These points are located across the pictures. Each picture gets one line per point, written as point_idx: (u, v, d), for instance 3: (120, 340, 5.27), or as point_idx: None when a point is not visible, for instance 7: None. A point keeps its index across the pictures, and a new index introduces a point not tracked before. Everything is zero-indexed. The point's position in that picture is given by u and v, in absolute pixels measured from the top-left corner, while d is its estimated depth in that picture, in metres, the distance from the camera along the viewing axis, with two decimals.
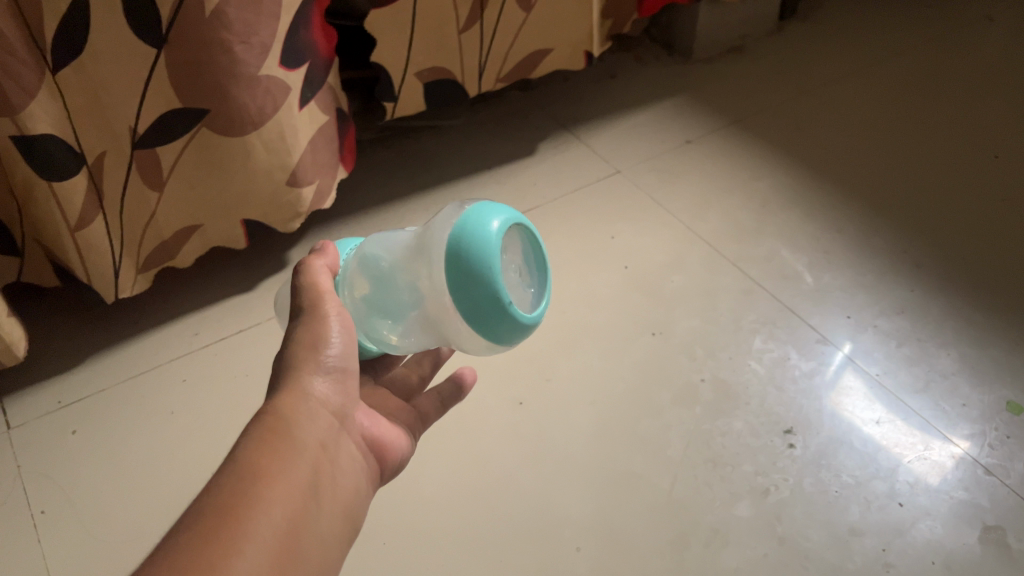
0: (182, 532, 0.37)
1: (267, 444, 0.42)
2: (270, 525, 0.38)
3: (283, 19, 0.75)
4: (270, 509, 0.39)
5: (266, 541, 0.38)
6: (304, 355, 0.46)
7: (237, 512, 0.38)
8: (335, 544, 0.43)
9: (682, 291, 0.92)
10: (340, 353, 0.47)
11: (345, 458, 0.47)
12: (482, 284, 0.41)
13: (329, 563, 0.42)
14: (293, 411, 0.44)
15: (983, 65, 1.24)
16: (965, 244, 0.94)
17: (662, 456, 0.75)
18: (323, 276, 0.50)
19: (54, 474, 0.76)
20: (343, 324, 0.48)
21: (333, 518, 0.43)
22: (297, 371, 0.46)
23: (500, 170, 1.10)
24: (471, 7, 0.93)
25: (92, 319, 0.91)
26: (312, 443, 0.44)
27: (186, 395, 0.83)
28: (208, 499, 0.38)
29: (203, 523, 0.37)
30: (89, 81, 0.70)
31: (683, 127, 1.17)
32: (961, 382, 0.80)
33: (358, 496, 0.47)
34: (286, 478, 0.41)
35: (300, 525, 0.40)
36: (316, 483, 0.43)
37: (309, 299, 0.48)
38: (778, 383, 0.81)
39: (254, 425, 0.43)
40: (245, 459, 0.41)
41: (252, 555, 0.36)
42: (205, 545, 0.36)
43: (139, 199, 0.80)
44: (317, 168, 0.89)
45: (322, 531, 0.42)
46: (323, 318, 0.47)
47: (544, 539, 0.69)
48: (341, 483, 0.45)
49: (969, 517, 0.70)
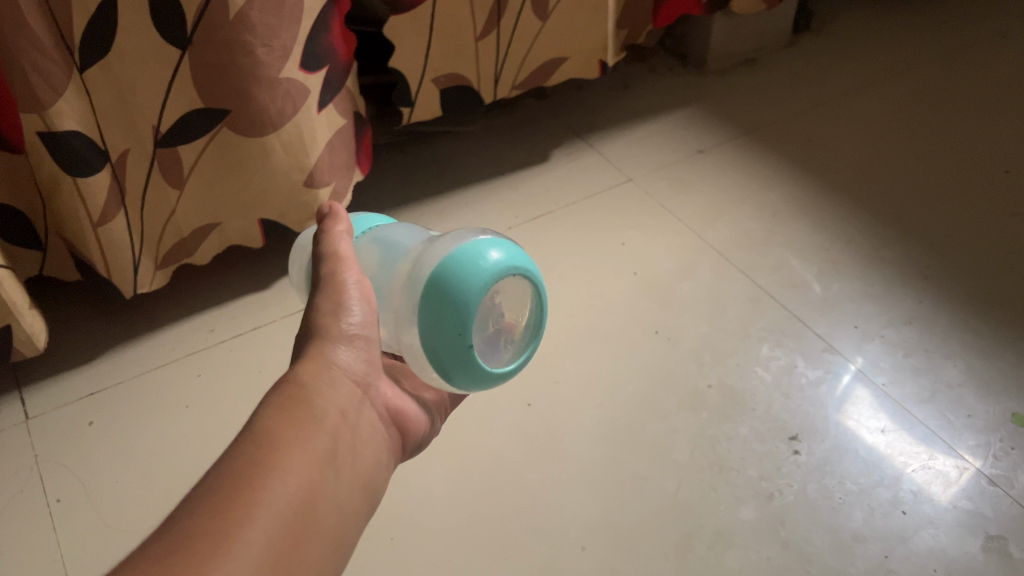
0: (203, 497, 0.39)
1: (286, 412, 0.44)
2: (285, 490, 0.40)
3: (304, 23, 0.77)
4: (285, 475, 0.41)
5: (281, 505, 0.39)
6: (325, 324, 0.49)
7: (251, 480, 0.40)
8: (357, 509, 0.45)
9: (692, 298, 0.93)
10: (362, 319, 0.49)
11: (369, 429, 0.49)
12: (440, 327, 0.46)
13: (348, 527, 0.43)
14: (312, 379, 0.46)
15: (995, 80, 1.25)
16: (974, 257, 0.95)
17: (668, 460, 0.76)
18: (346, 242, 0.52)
19: (71, 463, 0.78)
20: (362, 290, 0.50)
21: (356, 484, 0.45)
22: (318, 341, 0.48)
23: (513, 177, 1.12)
24: (488, 15, 0.95)
25: (110, 314, 0.92)
26: (330, 411, 0.46)
27: (201, 389, 0.85)
28: (228, 466, 0.41)
29: (223, 488, 0.39)
30: (114, 79, 0.72)
31: (695, 137, 1.19)
32: (967, 393, 0.81)
33: (382, 463, 0.49)
34: (303, 444, 0.43)
35: (319, 489, 0.42)
36: (336, 448, 0.45)
37: (327, 264, 0.51)
38: (785, 391, 0.82)
39: (275, 394, 0.46)
40: (264, 427, 0.43)
41: (264, 521, 0.38)
42: (221, 509, 0.38)
43: (159, 196, 0.82)
44: (334, 170, 0.91)
45: (342, 495, 0.43)
46: (341, 283, 0.50)
47: (549, 538, 0.70)
48: (364, 450, 0.47)
49: (972, 526, 0.70)
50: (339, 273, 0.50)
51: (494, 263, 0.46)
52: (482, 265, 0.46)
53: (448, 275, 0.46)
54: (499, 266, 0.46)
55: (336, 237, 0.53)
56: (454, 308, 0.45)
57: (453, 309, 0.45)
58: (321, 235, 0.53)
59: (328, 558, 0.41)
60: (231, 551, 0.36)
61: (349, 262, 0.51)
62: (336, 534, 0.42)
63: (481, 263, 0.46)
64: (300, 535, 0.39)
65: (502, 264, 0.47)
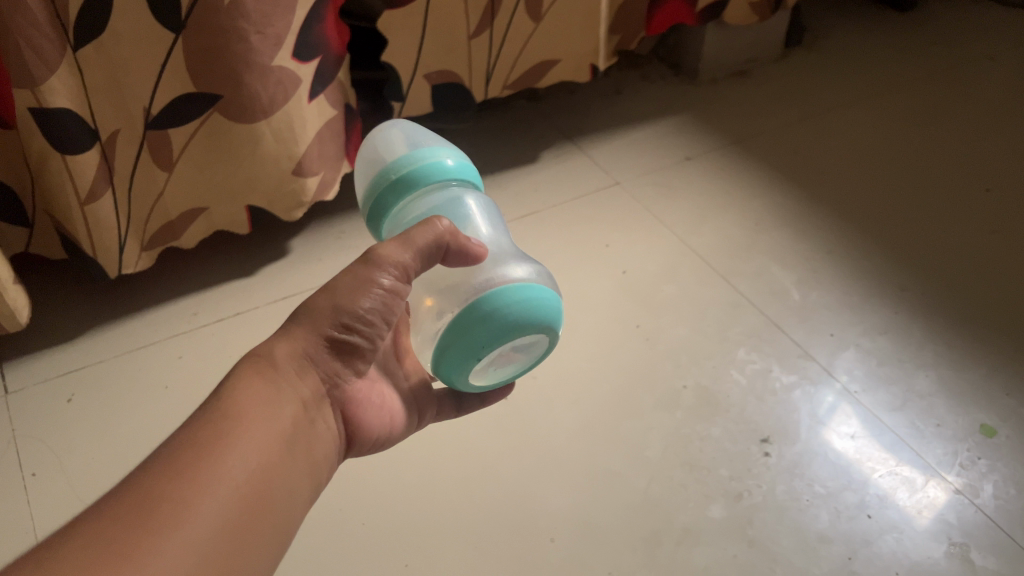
0: (162, 463, 0.40)
1: (256, 388, 0.45)
2: (243, 467, 0.41)
3: (298, 13, 0.78)
4: (245, 453, 0.42)
5: (237, 482, 0.40)
6: (324, 310, 0.48)
7: (213, 452, 0.41)
8: (306, 496, 0.46)
9: (673, 300, 0.94)
10: (361, 320, 0.48)
11: (323, 425, 0.49)
12: (465, 335, 0.48)
13: (296, 513, 0.45)
14: (284, 363, 0.47)
15: (981, 101, 1.27)
16: (952, 273, 0.96)
17: (641, 457, 0.77)
18: (424, 240, 0.48)
19: (47, 439, 0.78)
20: (383, 296, 0.48)
21: (307, 474, 0.46)
22: (308, 324, 0.48)
23: (501, 176, 1.13)
24: (482, 14, 0.96)
25: (95, 294, 0.93)
26: (295, 400, 0.47)
27: (181, 370, 0.85)
28: (186, 435, 0.42)
29: (182, 457, 0.40)
30: (107, 59, 0.73)
31: (683, 144, 1.20)
32: (938, 403, 0.82)
33: (330, 459, 0.50)
34: (266, 425, 0.44)
35: (272, 472, 0.43)
36: (293, 438, 0.45)
37: (378, 258, 0.47)
38: (759, 394, 0.83)
39: (243, 367, 0.47)
40: (233, 399, 0.44)
41: (221, 496, 0.39)
42: (178, 477, 0.39)
43: (147, 178, 0.82)
44: (323, 160, 0.92)
45: (294, 481, 0.44)
46: (369, 285, 0.47)
47: (519, 528, 0.71)
48: (318, 444, 0.48)
49: (936, 532, 0.71)
50: (374, 273, 0.47)
51: (517, 305, 0.48)
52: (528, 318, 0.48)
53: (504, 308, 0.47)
54: (521, 303, 0.48)
55: (416, 241, 0.48)
56: (470, 346, 0.48)
57: (467, 345, 0.48)
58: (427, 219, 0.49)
59: (278, 539, 0.42)
60: (187, 518, 0.37)
61: (397, 269, 0.48)
62: (282, 519, 0.43)
63: (502, 306, 0.47)
64: (254, 513, 0.41)
65: (525, 306, 0.48)
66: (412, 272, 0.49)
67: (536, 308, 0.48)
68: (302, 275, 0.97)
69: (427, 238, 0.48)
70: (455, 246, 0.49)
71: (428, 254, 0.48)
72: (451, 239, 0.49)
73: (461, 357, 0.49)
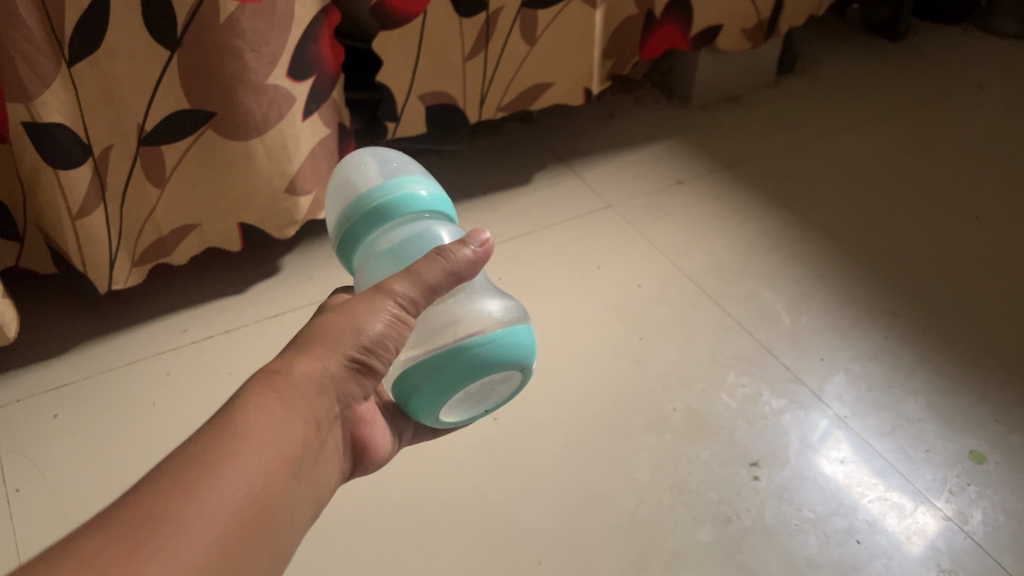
0: (162, 478, 0.38)
1: (268, 404, 0.43)
2: (245, 488, 0.39)
3: (293, 32, 0.79)
4: (248, 473, 0.40)
5: (238, 503, 0.38)
6: (342, 332, 0.47)
7: (215, 469, 0.39)
8: (305, 521, 0.44)
9: (663, 322, 0.94)
10: (375, 345, 0.47)
11: (330, 448, 0.48)
12: (443, 375, 0.48)
13: (295, 536, 0.43)
14: (302, 382, 0.45)
15: (971, 129, 1.28)
16: (941, 298, 0.97)
17: (629, 479, 0.77)
18: (435, 271, 0.48)
19: (31, 455, 0.78)
20: (394, 322, 0.47)
21: (309, 497, 0.44)
22: (327, 343, 0.47)
23: (494, 198, 1.13)
24: (476, 37, 0.97)
25: (85, 310, 0.93)
26: (308, 422, 0.45)
27: (168, 387, 0.85)
28: (192, 448, 0.40)
29: (182, 473, 0.38)
30: (102, 75, 0.73)
31: (675, 168, 1.21)
32: (927, 429, 0.82)
33: (332, 484, 0.48)
34: (274, 443, 0.42)
35: (274, 493, 0.41)
36: (302, 462, 0.44)
37: (391, 286, 0.48)
38: (749, 418, 0.83)
39: (261, 379, 0.45)
40: (243, 415, 0.42)
41: (220, 516, 0.37)
42: (176, 495, 0.37)
43: (139, 193, 0.82)
44: (316, 179, 0.92)
45: (297, 504, 0.43)
46: (382, 309, 0.47)
47: (506, 550, 0.71)
48: (322, 468, 0.46)
49: (925, 559, 0.71)
50: (384, 299, 0.47)
51: (480, 348, 0.48)
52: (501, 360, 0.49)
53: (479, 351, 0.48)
54: (483, 345, 0.48)
55: (421, 275, 0.48)
56: (437, 388, 0.49)
57: (433, 384, 0.49)
58: (438, 250, 0.49)
59: (273, 562, 0.40)
60: (183, 539, 0.35)
61: (405, 300, 0.47)
62: (280, 542, 0.41)
63: (468, 350, 0.48)
64: (252, 534, 0.39)
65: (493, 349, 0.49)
66: (417, 308, 0.49)
67: (506, 347, 0.49)
68: (293, 293, 0.97)
69: (437, 272, 0.48)
70: (465, 275, 0.50)
71: (438, 287, 0.49)
72: (464, 270, 0.49)
73: (433, 395, 0.49)
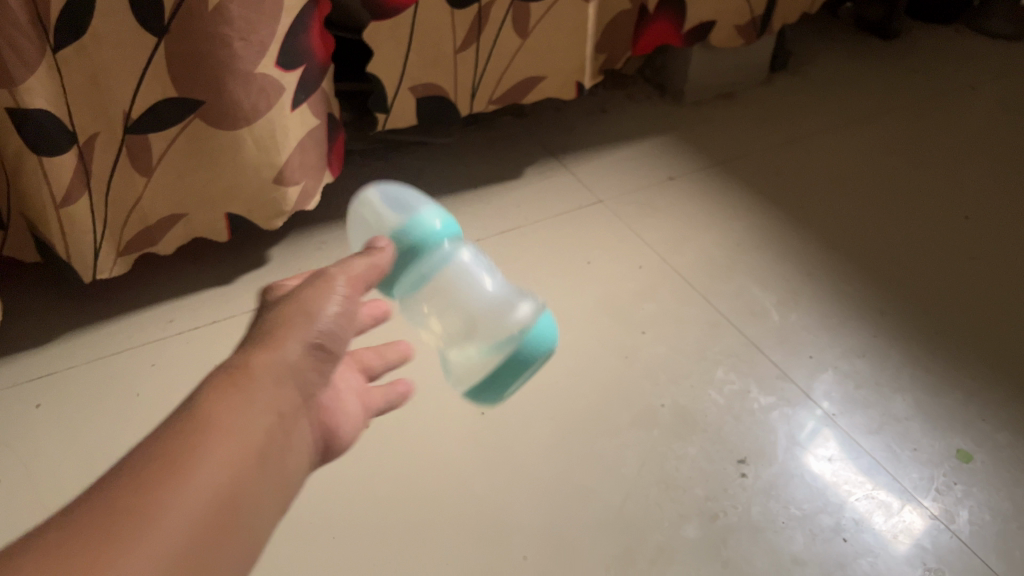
0: (120, 481, 0.37)
1: (225, 398, 0.42)
2: (204, 486, 0.38)
3: (282, 21, 0.78)
4: (207, 471, 0.38)
5: (197, 501, 0.37)
6: (294, 320, 0.47)
7: (173, 469, 0.37)
8: (279, 512, 0.43)
9: (651, 318, 0.94)
10: (327, 329, 0.48)
11: (299, 436, 0.46)
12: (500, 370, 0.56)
13: (266, 527, 0.41)
14: (261, 373, 0.44)
15: (962, 129, 1.28)
16: (930, 297, 0.97)
17: (616, 474, 0.76)
18: (361, 263, 0.54)
19: (14, 445, 0.77)
20: (343, 302, 0.50)
21: (279, 488, 0.43)
22: (281, 333, 0.46)
23: (485, 191, 1.13)
24: (468, 29, 0.96)
25: (70, 299, 0.92)
26: (271, 411, 0.44)
27: (153, 378, 0.84)
28: (150, 448, 0.38)
29: (139, 474, 0.37)
30: (88, 62, 0.72)
31: (666, 164, 1.20)
32: (914, 427, 0.82)
33: (302, 468, 0.47)
34: (234, 436, 0.41)
35: (238, 489, 0.39)
36: (268, 453, 0.42)
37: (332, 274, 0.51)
38: (736, 414, 0.83)
39: (218, 375, 0.43)
40: (200, 412, 0.41)
41: (180, 517, 0.36)
42: (132, 499, 0.36)
43: (125, 182, 0.82)
44: (305, 169, 0.91)
45: (266, 496, 0.41)
46: (328, 291, 0.50)
47: (490, 545, 0.70)
48: (292, 457, 0.45)
49: (911, 557, 0.71)
50: (330, 283, 0.50)
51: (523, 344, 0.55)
52: (545, 344, 0.57)
53: (527, 347, 0.55)
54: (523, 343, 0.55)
55: (358, 259, 0.54)
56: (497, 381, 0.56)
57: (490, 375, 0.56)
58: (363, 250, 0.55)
59: (241, 558, 0.39)
60: (136, 541, 0.34)
61: (349, 279, 0.52)
62: (248, 539, 0.39)
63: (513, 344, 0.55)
64: (213, 531, 0.37)
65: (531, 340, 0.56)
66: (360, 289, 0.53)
67: (542, 334, 0.57)
68: None
69: (360, 262, 0.54)
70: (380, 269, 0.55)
71: (365, 271, 0.53)
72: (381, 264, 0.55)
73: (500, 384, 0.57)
